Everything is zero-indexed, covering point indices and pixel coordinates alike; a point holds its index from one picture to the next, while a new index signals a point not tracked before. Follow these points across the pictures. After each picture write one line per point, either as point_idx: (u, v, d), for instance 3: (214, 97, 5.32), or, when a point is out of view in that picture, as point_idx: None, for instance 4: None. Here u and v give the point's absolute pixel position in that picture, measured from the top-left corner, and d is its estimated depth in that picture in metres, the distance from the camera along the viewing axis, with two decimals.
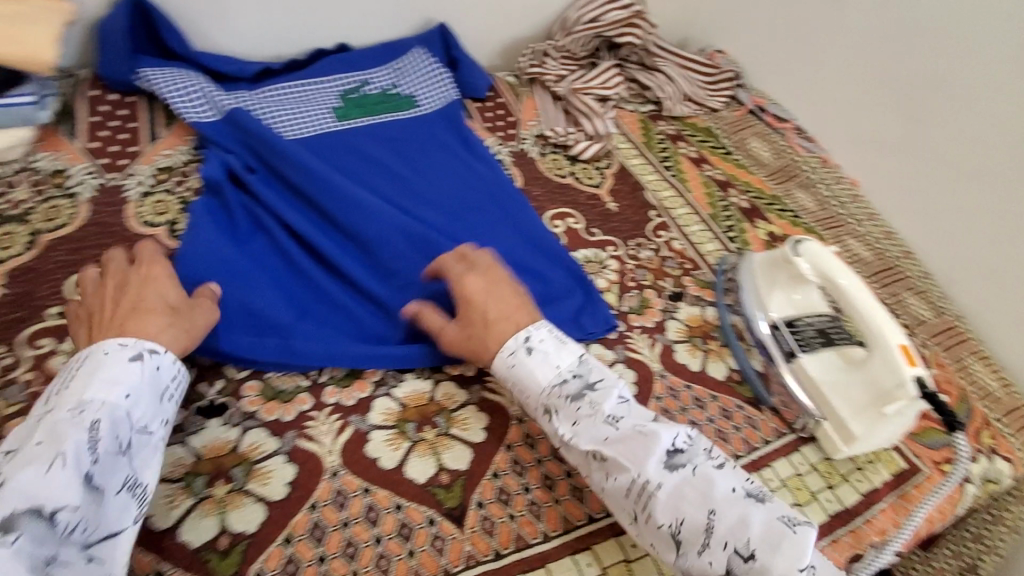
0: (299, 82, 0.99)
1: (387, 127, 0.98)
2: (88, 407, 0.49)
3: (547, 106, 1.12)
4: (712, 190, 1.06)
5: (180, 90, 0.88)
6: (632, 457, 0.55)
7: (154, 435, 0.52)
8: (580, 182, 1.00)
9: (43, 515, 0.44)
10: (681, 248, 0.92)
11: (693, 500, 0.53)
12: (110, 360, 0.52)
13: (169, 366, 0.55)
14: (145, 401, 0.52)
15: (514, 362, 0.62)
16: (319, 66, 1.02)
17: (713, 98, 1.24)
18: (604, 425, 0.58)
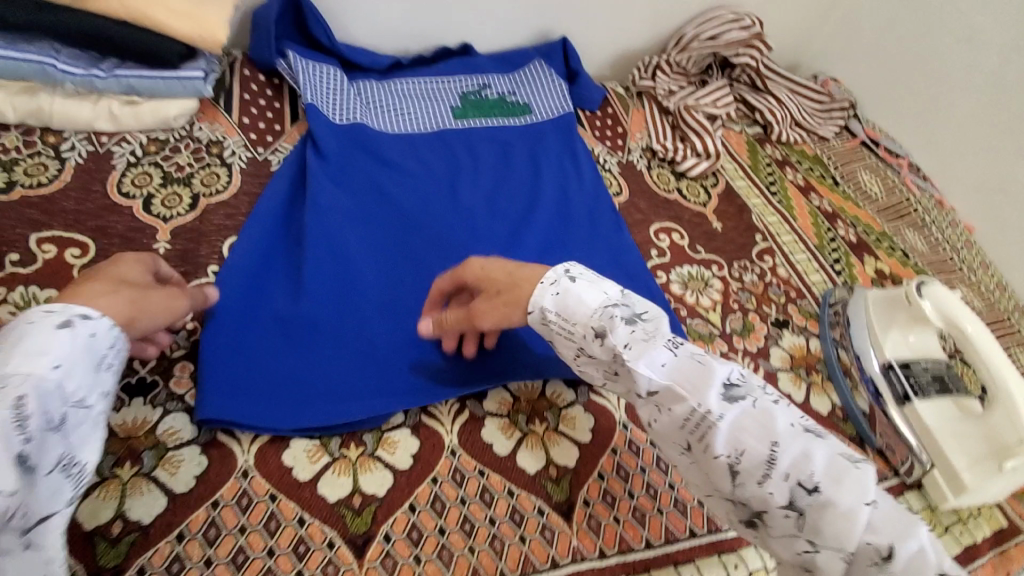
0: (423, 80, 1.05)
1: (501, 130, 1.02)
2: (9, 380, 0.42)
3: (656, 120, 1.13)
4: (818, 220, 1.04)
5: (318, 81, 0.94)
6: (688, 386, 0.51)
7: (92, 410, 0.46)
8: (686, 199, 1.00)
9: None
10: (785, 275, 0.92)
11: (754, 431, 0.48)
12: (36, 328, 0.45)
13: (105, 328, 0.49)
14: (78, 371, 0.46)
15: (557, 291, 0.57)
16: (443, 67, 1.08)
17: (825, 126, 1.21)
18: (662, 350, 0.53)
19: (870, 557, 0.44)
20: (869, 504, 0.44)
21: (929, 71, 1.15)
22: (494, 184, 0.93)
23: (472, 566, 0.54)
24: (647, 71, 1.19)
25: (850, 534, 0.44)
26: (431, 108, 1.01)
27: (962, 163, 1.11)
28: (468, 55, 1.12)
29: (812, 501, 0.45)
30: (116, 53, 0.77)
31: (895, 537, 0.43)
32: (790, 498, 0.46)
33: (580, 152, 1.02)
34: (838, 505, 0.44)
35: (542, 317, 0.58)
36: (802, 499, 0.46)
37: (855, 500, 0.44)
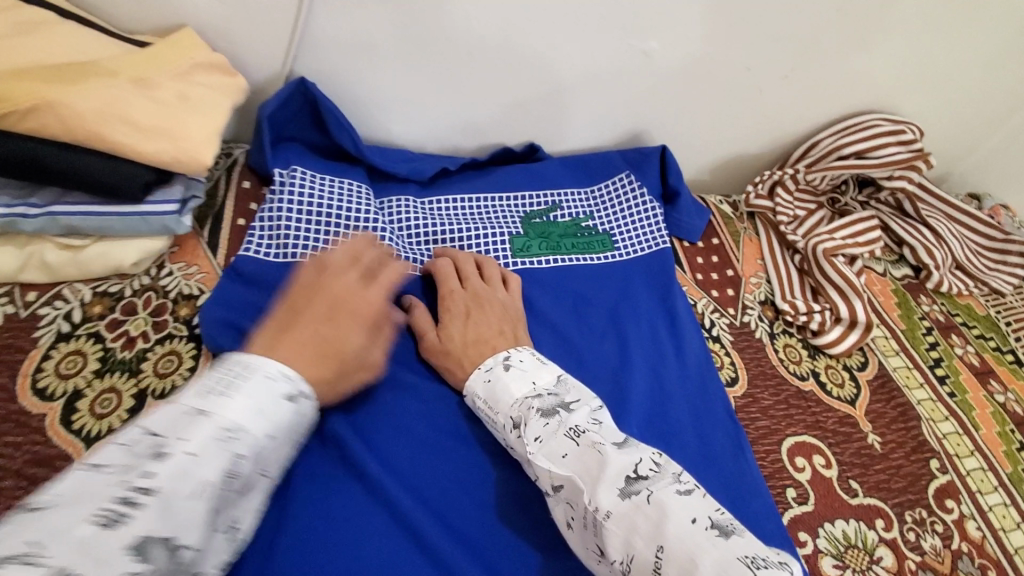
0: (478, 195, 0.81)
1: (574, 273, 0.76)
2: (240, 435, 0.39)
3: (775, 259, 0.86)
4: (1007, 428, 0.75)
5: (334, 204, 0.70)
6: (585, 476, 0.48)
7: (268, 478, 0.43)
8: (827, 392, 0.72)
9: (172, 547, 0.35)
10: (979, 538, 0.63)
11: (643, 532, 0.43)
12: (272, 387, 0.42)
13: (311, 411, 0.46)
14: (279, 442, 0.43)
15: (490, 377, 0.58)
16: (502, 175, 0.84)
17: (996, 276, 0.92)
18: (565, 440, 0.50)
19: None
20: None
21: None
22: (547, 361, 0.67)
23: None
24: (764, 188, 0.93)
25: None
26: (483, 240, 0.76)
27: None
28: (536, 158, 0.87)
29: None
30: (55, 183, 0.56)
31: None
32: None
33: (682, 309, 0.75)
34: None
35: (473, 400, 0.59)
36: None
37: None
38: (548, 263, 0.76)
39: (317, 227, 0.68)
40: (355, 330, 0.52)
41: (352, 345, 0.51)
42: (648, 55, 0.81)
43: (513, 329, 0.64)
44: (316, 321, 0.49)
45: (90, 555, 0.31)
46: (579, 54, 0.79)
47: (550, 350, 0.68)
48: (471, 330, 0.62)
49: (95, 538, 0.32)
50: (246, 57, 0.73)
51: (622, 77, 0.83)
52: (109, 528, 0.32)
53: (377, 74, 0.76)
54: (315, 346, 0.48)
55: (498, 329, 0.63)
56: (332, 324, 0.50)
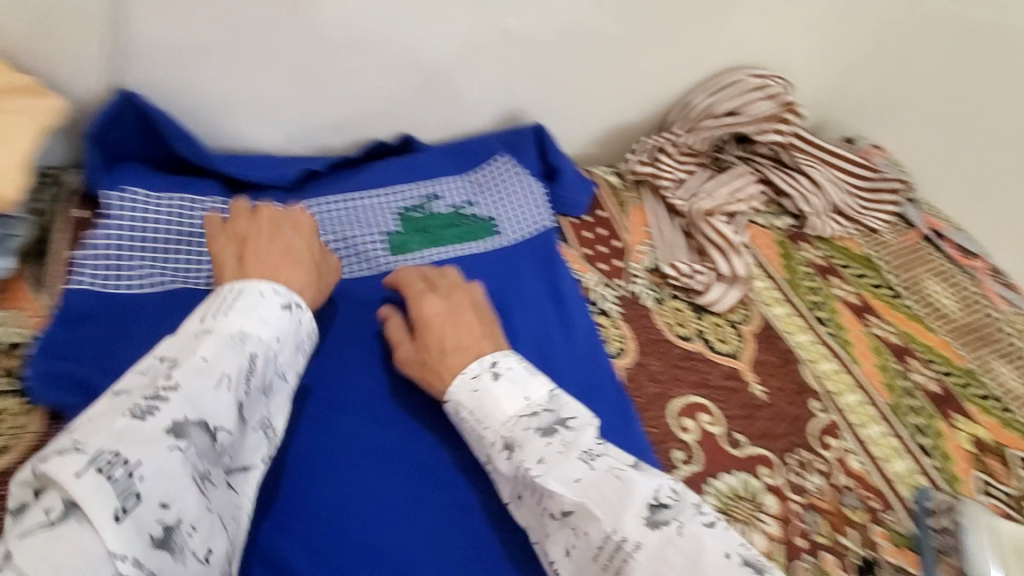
0: (348, 195, 0.77)
1: (455, 265, 0.75)
2: (248, 339, 0.49)
3: (661, 225, 0.86)
4: (886, 359, 0.78)
5: (181, 227, 0.67)
6: (602, 504, 0.46)
7: (289, 383, 0.53)
8: (712, 349, 0.74)
9: (207, 430, 0.43)
10: (861, 471, 0.66)
11: (679, 567, 0.42)
12: (265, 302, 0.52)
13: (309, 320, 0.56)
14: (287, 348, 0.53)
15: (477, 387, 0.56)
16: (372, 170, 0.79)
17: (870, 215, 0.96)
18: (577, 464, 0.48)
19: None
20: None
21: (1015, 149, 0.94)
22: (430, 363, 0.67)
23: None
24: (647, 155, 0.93)
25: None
26: (357, 242, 0.73)
27: None
28: (411, 149, 0.84)
29: None
30: None
31: None
32: None
33: (568, 288, 0.74)
34: None
35: (458, 410, 0.57)
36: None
37: None
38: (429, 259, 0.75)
39: (164, 254, 0.65)
40: (307, 237, 0.63)
41: (308, 251, 0.62)
42: (506, 32, 0.79)
43: (494, 333, 0.62)
44: (271, 239, 0.60)
45: (132, 436, 0.39)
46: (432, 35, 0.76)
47: None
48: (451, 337, 0.60)
49: (131, 426, 0.40)
50: (64, 74, 0.67)
51: (483, 56, 0.80)
52: (141, 417, 0.40)
53: (217, 79, 0.71)
54: (280, 254, 0.59)
55: (481, 336, 0.61)
56: (287, 234, 0.61)
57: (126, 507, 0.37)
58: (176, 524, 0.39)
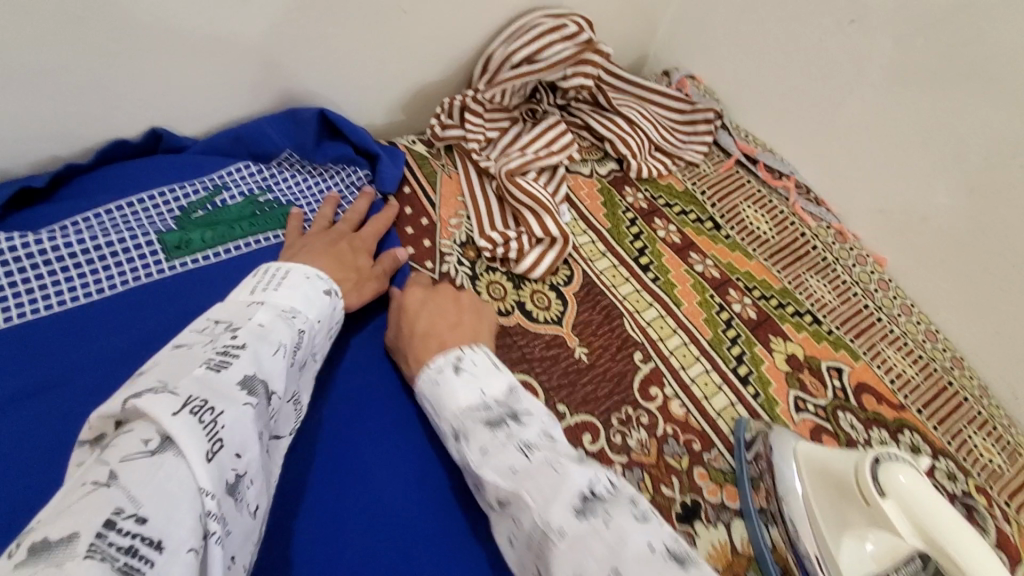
0: (108, 204, 0.66)
1: (247, 261, 0.67)
2: (296, 316, 0.49)
3: (473, 191, 0.80)
4: (707, 294, 0.79)
5: None
6: (531, 496, 0.43)
7: (316, 364, 0.53)
8: (532, 318, 0.70)
9: (267, 393, 0.41)
10: (683, 414, 0.66)
11: (597, 558, 0.39)
12: (311, 286, 0.54)
13: (341, 310, 0.57)
14: (321, 330, 0.53)
15: (439, 380, 0.54)
16: (133, 168, 0.68)
17: (690, 147, 0.95)
18: (517, 453, 0.46)
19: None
20: None
21: (818, 62, 0.85)
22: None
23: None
24: (451, 115, 0.85)
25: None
26: (123, 250, 0.64)
27: (869, 179, 0.85)
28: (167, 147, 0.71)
29: None
30: None
31: None
32: None
33: None
34: None
35: (422, 401, 0.56)
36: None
37: None
38: (220, 256, 0.67)
39: None
40: (361, 253, 0.66)
41: (364, 262, 0.65)
42: None
43: (470, 321, 0.61)
44: (327, 246, 0.63)
45: (213, 387, 0.37)
46: (135, 7, 0.60)
47: None
48: (433, 321, 0.60)
49: (210, 377, 0.38)
50: None
51: (221, 26, 0.66)
52: (217, 370, 0.39)
53: None
54: (336, 258, 0.62)
55: (455, 320, 0.61)
56: (352, 247, 0.65)
57: (212, 452, 0.35)
58: (244, 474, 0.37)
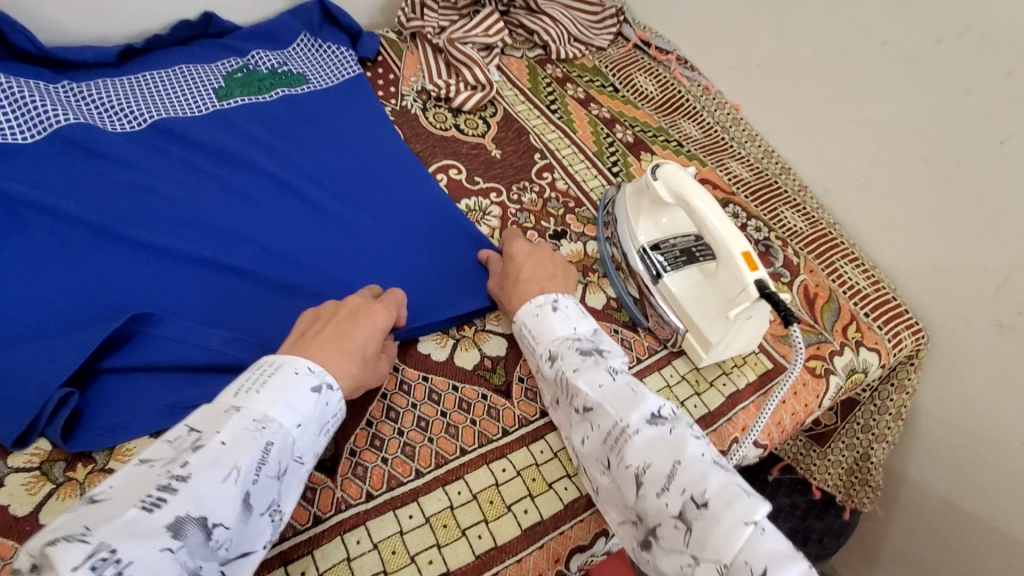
0: (181, 64, 0.96)
1: (271, 104, 0.95)
2: (270, 426, 0.51)
3: (429, 61, 1.10)
4: (598, 127, 1.07)
5: (45, 87, 0.85)
6: (615, 404, 0.60)
7: (302, 466, 0.54)
8: (463, 133, 1.00)
9: (207, 526, 0.45)
10: (564, 188, 0.95)
11: (662, 451, 0.56)
12: (296, 385, 0.55)
13: (337, 403, 0.58)
14: (308, 432, 0.55)
15: (538, 314, 0.69)
16: (197, 49, 1.00)
17: (600, 36, 1.23)
18: (604, 373, 0.63)
19: (745, 574, 0.49)
20: (749, 525, 0.50)
21: None
22: (265, 151, 0.87)
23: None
24: (414, 11, 1.14)
25: (729, 547, 0.50)
26: (194, 89, 0.93)
27: (722, 47, 1.13)
28: (215, 25, 1.02)
29: (700, 515, 0.52)
30: None
31: (769, 561, 0.48)
32: (681, 510, 0.53)
33: (369, 104, 0.99)
34: (721, 522, 0.51)
35: (520, 328, 0.70)
36: (692, 512, 0.53)
37: (736, 519, 0.50)
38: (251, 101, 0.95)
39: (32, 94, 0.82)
40: (371, 331, 0.64)
41: (367, 343, 0.63)
42: None
43: (562, 275, 0.75)
44: (332, 331, 0.62)
45: (136, 530, 0.41)
46: None
47: (277, 147, 0.88)
48: (537, 268, 0.74)
49: (140, 518, 0.42)
50: None
51: None
52: (150, 511, 0.42)
53: None
54: (335, 347, 0.60)
55: (554, 272, 0.75)
56: (362, 331, 0.63)
57: None
58: None
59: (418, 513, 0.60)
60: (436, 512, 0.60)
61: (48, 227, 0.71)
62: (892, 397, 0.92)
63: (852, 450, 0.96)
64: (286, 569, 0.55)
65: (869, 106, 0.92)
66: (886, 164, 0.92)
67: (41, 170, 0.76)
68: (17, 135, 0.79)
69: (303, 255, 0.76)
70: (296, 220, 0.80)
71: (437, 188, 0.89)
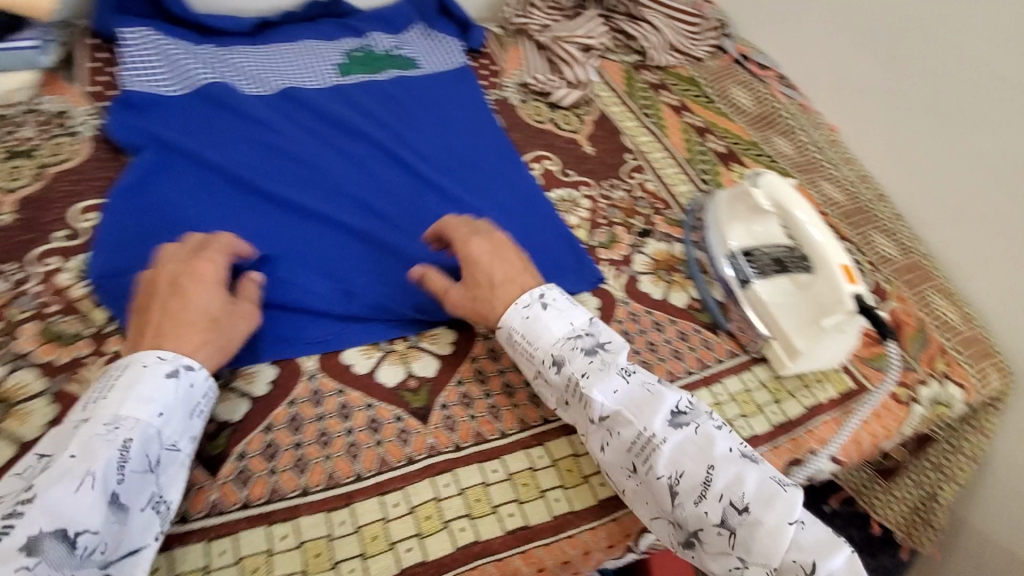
0: (308, 40, 1.04)
1: (384, 83, 1.01)
2: (123, 423, 0.49)
3: (531, 56, 1.15)
4: (690, 136, 1.08)
5: (193, 50, 0.94)
6: (635, 412, 0.59)
7: (184, 451, 0.53)
8: (559, 128, 1.04)
9: (66, 537, 0.44)
10: (654, 189, 0.97)
11: (693, 455, 0.56)
12: (147, 376, 0.52)
13: (204, 382, 0.55)
14: (176, 418, 0.53)
15: (528, 315, 0.64)
16: (323, 27, 1.07)
17: (699, 47, 1.24)
18: (616, 377, 0.61)
19: (795, 571, 0.52)
20: (791, 524, 0.52)
21: None
22: (377, 125, 0.93)
23: (270, 486, 0.55)
24: (520, 9, 1.19)
25: (776, 549, 0.52)
26: (318, 64, 1.00)
27: (826, 69, 1.13)
28: (339, 7, 1.10)
29: (742, 520, 0.53)
30: None
31: (818, 555, 0.52)
32: (722, 516, 0.54)
33: (473, 93, 1.04)
34: (763, 524, 0.53)
35: (510, 333, 0.64)
36: (734, 518, 0.54)
37: (778, 520, 0.53)
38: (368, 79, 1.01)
39: (182, 60, 0.91)
40: (207, 291, 0.59)
41: (202, 307, 0.58)
42: None
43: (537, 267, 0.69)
44: (164, 307, 0.57)
45: None
46: None
47: (387, 122, 0.93)
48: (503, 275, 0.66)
49: None
50: None
51: None
52: None
53: None
54: (170, 326, 0.56)
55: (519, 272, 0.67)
56: (200, 297, 0.58)
57: None
58: None
59: (503, 468, 0.62)
60: (518, 471, 0.62)
61: (189, 172, 0.78)
62: (967, 435, 0.90)
63: (920, 487, 0.93)
64: (381, 499, 0.57)
65: (980, 137, 0.92)
66: (985, 197, 0.91)
67: (184, 120, 0.84)
68: (167, 91, 0.88)
69: (406, 223, 0.81)
70: (403, 191, 0.85)
71: (531, 176, 0.93)
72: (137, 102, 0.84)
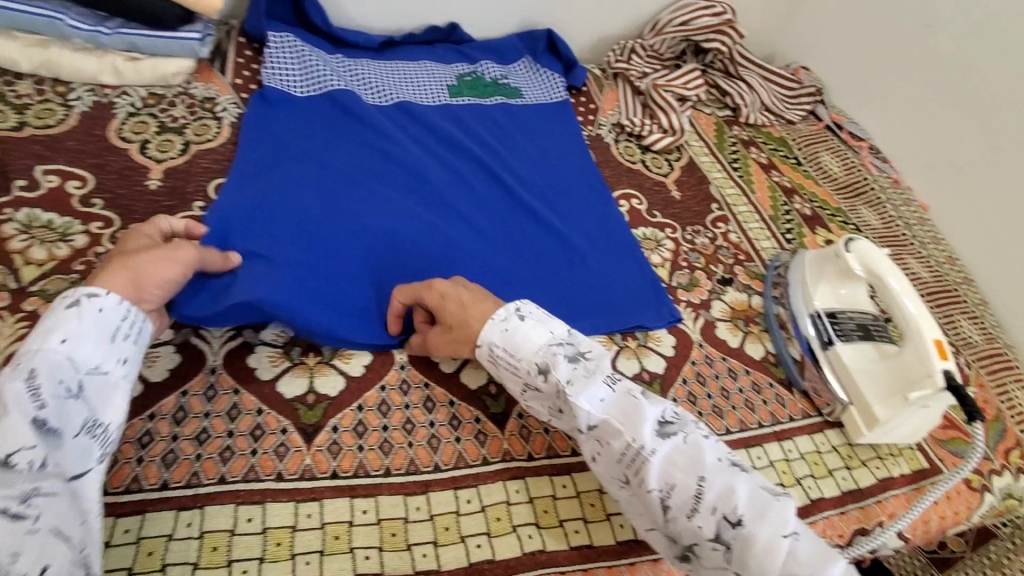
0: (426, 61, 1.12)
1: (489, 108, 1.07)
2: (26, 358, 0.49)
3: (627, 99, 1.19)
4: (776, 195, 1.10)
5: (326, 58, 1.03)
6: (623, 421, 0.57)
7: (110, 373, 0.53)
8: (648, 170, 1.07)
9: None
10: (737, 241, 0.98)
11: (682, 466, 0.55)
12: (53, 313, 0.52)
13: (114, 302, 0.55)
14: (90, 342, 0.52)
15: (509, 326, 0.63)
16: (439, 51, 1.15)
17: (792, 111, 1.27)
18: (600, 386, 0.59)
19: None
20: (785, 537, 0.50)
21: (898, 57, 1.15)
22: (479, 145, 0.99)
23: (358, 462, 0.59)
24: (622, 54, 1.25)
25: (770, 566, 0.49)
26: (433, 83, 1.08)
27: (920, 147, 1.13)
28: (456, 35, 1.17)
29: (736, 534, 0.51)
30: (120, 14, 0.86)
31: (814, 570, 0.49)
32: (716, 531, 0.52)
33: (570, 127, 1.09)
34: (757, 539, 0.50)
35: (494, 348, 0.63)
36: (727, 532, 0.52)
37: (772, 534, 0.50)
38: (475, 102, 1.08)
39: (316, 66, 1.00)
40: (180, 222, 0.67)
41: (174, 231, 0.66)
42: None
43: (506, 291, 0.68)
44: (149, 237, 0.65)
45: None
46: None
47: (489, 142, 0.99)
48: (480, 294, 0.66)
49: None
50: None
51: None
52: None
53: None
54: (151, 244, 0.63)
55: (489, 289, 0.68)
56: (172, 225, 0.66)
57: None
58: None
59: (571, 485, 0.63)
60: (586, 491, 0.63)
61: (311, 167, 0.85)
62: None
63: None
64: (456, 493, 0.60)
65: None
66: None
67: (312, 119, 0.92)
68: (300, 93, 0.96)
69: (498, 239, 0.86)
70: (496, 209, 0.90)
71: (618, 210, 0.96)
72: (274, 98, 0.92)
